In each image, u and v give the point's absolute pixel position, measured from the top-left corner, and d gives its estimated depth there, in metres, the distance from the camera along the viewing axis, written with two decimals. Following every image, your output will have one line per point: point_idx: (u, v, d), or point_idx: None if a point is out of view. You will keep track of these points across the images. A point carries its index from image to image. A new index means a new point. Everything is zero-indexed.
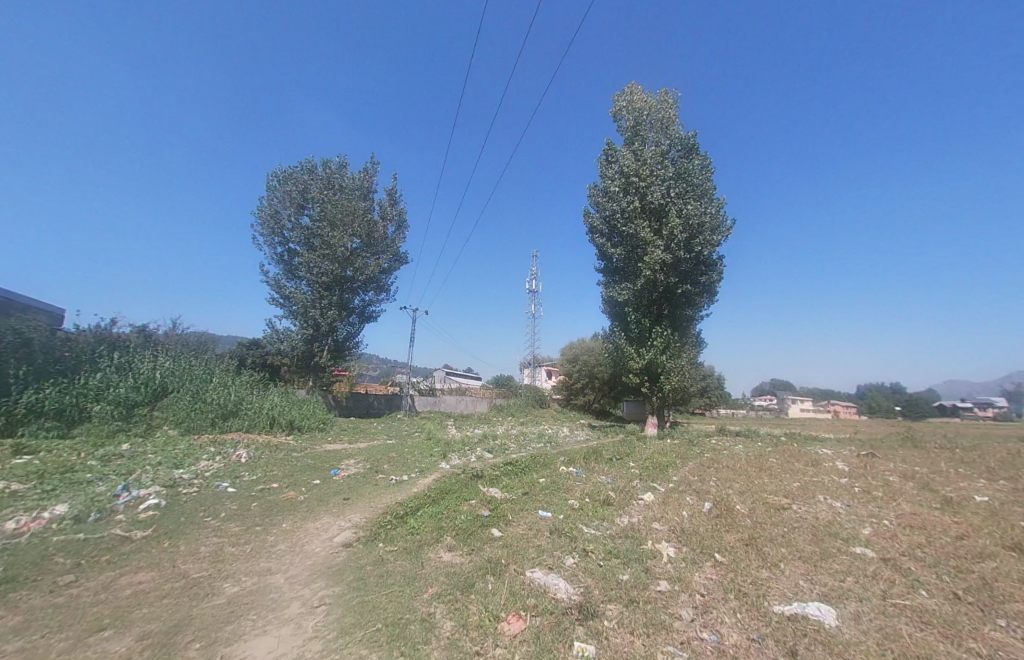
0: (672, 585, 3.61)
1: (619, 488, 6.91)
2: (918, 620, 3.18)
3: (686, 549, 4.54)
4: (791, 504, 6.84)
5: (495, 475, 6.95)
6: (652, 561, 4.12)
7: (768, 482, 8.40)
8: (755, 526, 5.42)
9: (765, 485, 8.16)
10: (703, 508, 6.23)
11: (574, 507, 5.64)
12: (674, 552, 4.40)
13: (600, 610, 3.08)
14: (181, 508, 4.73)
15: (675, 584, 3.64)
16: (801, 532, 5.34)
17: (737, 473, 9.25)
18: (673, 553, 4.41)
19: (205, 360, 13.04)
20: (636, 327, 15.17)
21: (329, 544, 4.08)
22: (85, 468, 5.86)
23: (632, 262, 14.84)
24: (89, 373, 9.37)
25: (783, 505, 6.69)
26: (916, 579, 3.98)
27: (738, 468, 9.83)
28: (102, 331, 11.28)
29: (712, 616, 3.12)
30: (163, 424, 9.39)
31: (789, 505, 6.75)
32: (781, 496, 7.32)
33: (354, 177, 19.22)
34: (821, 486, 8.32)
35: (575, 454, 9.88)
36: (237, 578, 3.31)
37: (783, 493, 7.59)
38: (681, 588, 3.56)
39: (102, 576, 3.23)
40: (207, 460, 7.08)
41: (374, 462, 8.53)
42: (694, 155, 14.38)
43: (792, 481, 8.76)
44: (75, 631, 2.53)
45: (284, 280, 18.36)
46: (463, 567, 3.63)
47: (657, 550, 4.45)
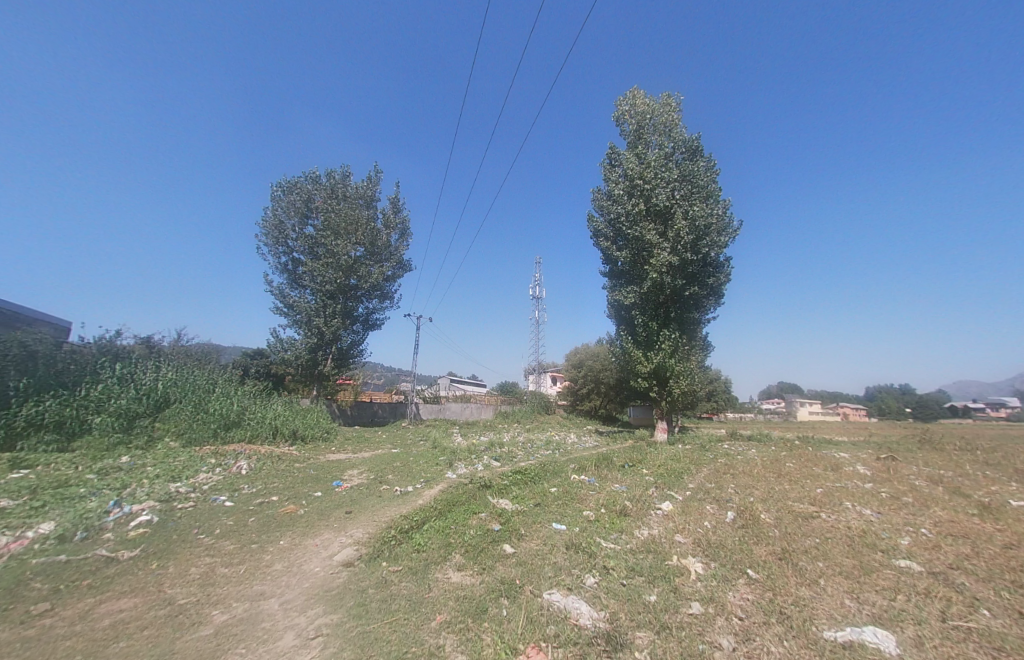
0: (707, 608, 3.25)
1: (635, 497, 6.56)
2: (990, 645, 2.80)
3: (714, 564, 4.18)
4: (818, 512, 6.44)
5: (506, 485, 6.61)
6: (680, 579, 3.77)
7: (790, 489, 7.99)
8: (786, 538, 5.04)
9: (787, 492, 7.75)
10: (725, 518, 5.86)
11: (591, 519, 5.29)
12: (703, 569, 4.04)
13: (629, 639, 2.74)
14: (176, 524, 4.43)
15: (710, 606, 3.29)
16: (836, 543, 4.95)
17: (756, 479, 8.85)
18: (702, 569, 4.05)
19: (208, 370, 12.81)
20: (644, 331, 14.85)
21: (327, 564, 3.76)
22: (79, 482, 5.58)
23: (638, 265, 14.56)
24: (90, 385, 9.14)
25: (810, 513, 6.30)
26: (980, 597, 3.58)
27: (756, 474, 9.43)
28: (105, 341, 11.11)
29: (755, 644, 2.77)
30: (164, 436, 9.12)
31: (816, 513, 6.36)
32: (807, 503, 6.92)
33: (357, 186, 19.13)
34: (846, 492, 7.91)
35: (586, 461, 9.51)
36: (227, 604, 2.97)
37: (808, 500, 7.19)
38: (716, 611, 3.20)
39: (81, 604, 2.82)
40: (206, 472, 6.79)
41: (379, 472, 8.21)
42: (699, 157, 14.16)
43: (814, 487, 8.35)
44: None
45: (287, 290, 18.20)
46: (475, 589, 3.30)
47: (684, 566, 4.10)
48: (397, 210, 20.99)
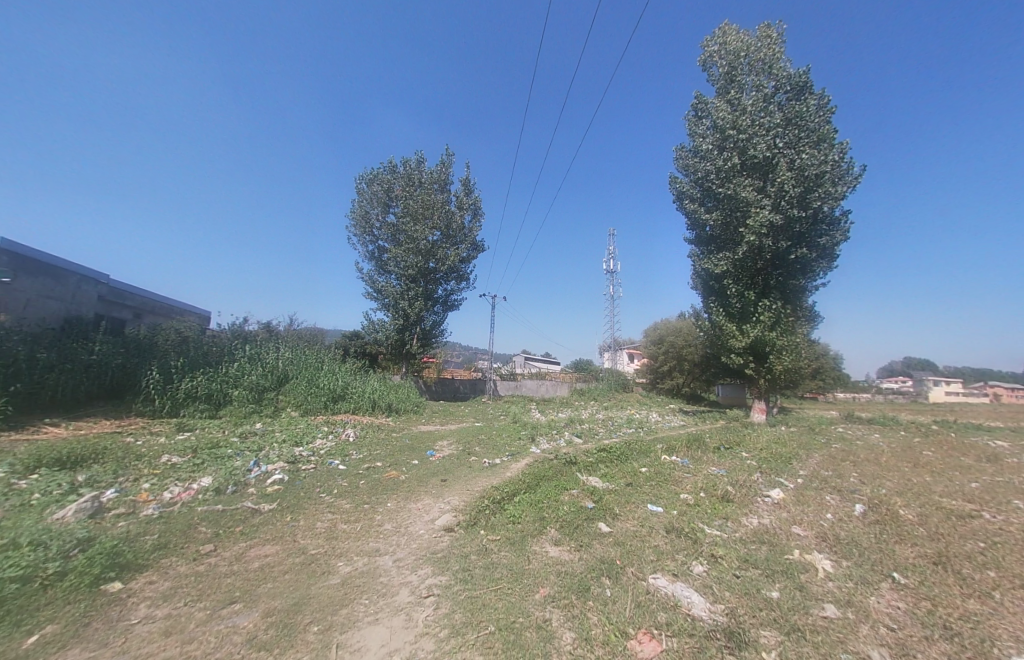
0: (851, 615, 2.79)
1: (736, 481, 6.01)
2: None
3: (846, 562, 3.64)
4: (978, 511, 5.32)
5: (593, 462, 6.47)
6: (806, 577, 3.33)
7: (933, 482, 6.73)
8: (940, 538, 4.23)
9: (931, 485, 6.54)
10: (852, 511, 5.10)
11: (690, 503, 4.94)
12: (833, 568, 3.52)
13: (754, 638, 2.46)
14: (302, 483, 5.01)
15: (852, 612, 2.83)
16: (1011, 549, 4.02)
17: (885, 468, 7.62)
18: (831, 567, 3.54)
19: (316, 349, 14.35)
20: (738, 302, 13.37)
21: (430, 528, 3.98)
22: (227, 444, 6.61)
23: (731, 228, 13.00)
24: (229, 363, 10.72)
25: (967, 512, 5.22)
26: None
27: (885, 462, 8.12)
28: (237, 327, 13.01)
29: None
30: (287, 407, 10.45)
31: (975, 512, 5.25)
32: (960, 499, 5.76)
33: (431, 171, 19.64)
34: (1015, 489, 6.44)
35: (676, 442, 8.98)
36: (349, 558, 3.25)
37: (962, 496, 5.98)
38: (858, 618, 2.76)
39: (235, 547, 3.20)
40: (321, 439, 7.64)
41: (466, 444, 8.58)
42: (807, 95, 12.03)
43: (967, 480, 6.95)
44: (211, 603, 2.35)
45: (375, 276, 19.54)
46: (574, 566, 3.23)
47: (808, 561, 3.62)
48: (470, 191, 21.23)
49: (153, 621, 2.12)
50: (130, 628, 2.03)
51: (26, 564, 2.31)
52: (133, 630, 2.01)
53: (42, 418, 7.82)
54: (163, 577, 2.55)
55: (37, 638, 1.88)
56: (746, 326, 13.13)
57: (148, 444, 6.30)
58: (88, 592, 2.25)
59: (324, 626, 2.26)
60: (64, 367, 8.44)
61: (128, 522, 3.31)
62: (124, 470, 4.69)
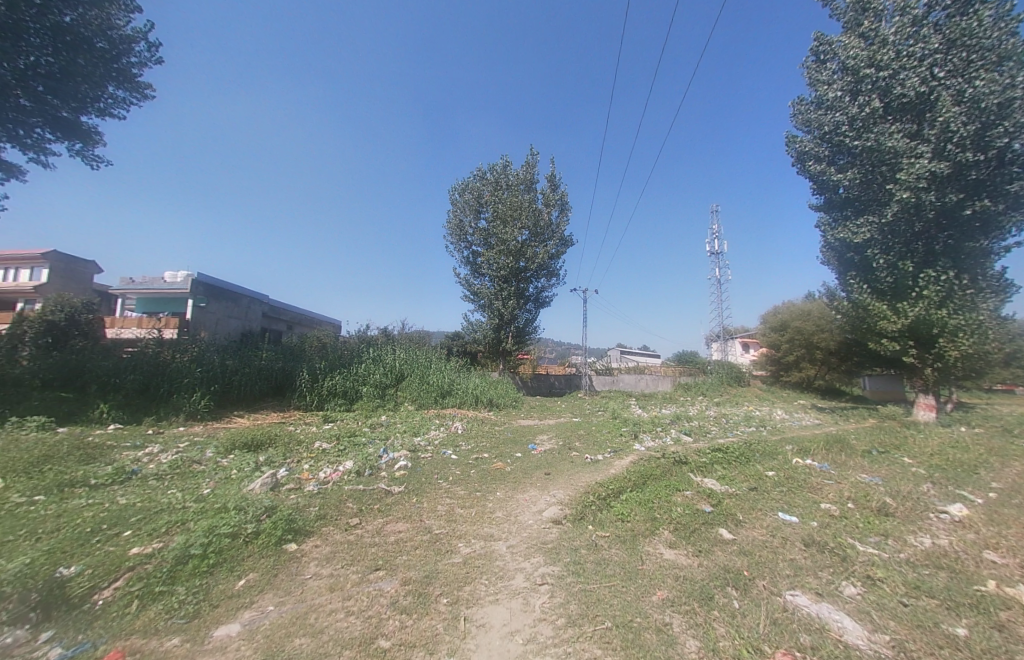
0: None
1: (896, 491, 5.01)
2: None
3: None
4: None
5: (707, 462, 5.98)
6: (1012, 616, 2.63)
7: None
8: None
9: None
10: None
11: (833, 514, 4.26)
12: None
13: None
14: (423, 470, 5.56)
15: None
16: None
17: None
18: None
19: (424, 350, 15.72)
20: (889, 276, 11.01)
21: (539, 518, 4.10)
22: (361, 433, 7.65)
23: (875, 187, 10.76)
24: (357, 364, 12.38)
25: None
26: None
27: None
28: (361, 334, 14.93)
29: None
30: (404, 402, 11.66)
31: None
32: None
33: (517, 172, 20.08)
34: None
35: (808, 443, 7.81)
36: (467, 540, 3.51)
37: None
38: None
39: (376, 521, 3.62)
40: (434, 430, 8.40)
41: (566, 439, 8.62)
42: (981, 2, 9.40)
43: None
44: (362, 568, 2.72)
45: (471, 279, 20.64)
46: (694, 572, 3.02)
47: (1013, 597, 2.86)
48: (556, 187, 21.17)
49: (321, 577, 2.57)
50: (305, 582, 2.48)
51: (237, 519, 2.92)
52: (307, 584, 2.45)
53: (233, 410, 9.99)
54: (325, 541, 3.05)
55: (244, 583, 2.38)
56: (901, 305, 10.78)
57: (304, 432, 7.62)
58: (276, 549, 2.77)
59: (452, 599, 2.48)
60: (244, 371, 10.66)
61: (297, 496, 4.00)
62: (291, 453, 5.74)
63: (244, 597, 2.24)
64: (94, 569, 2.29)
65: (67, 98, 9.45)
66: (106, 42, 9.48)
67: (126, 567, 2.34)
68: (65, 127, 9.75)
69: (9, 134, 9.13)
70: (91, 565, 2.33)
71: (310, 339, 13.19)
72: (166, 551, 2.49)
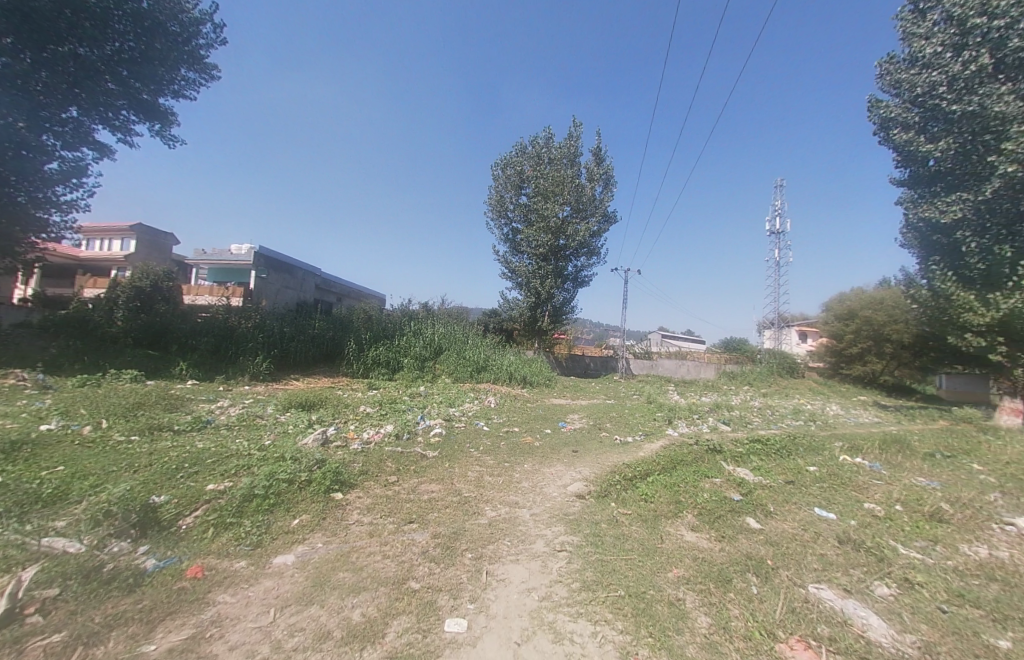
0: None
1: (970, 484, 4.02)
2: None
3: None
4: None
5: (743, 450, 4.87)
6: None
7: None
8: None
9: None
10: None
11: (876, 513, 3.30)
12: None
13: None
14: (456, 437, 5.66)
15: None
16: None
17: None
18: None
19: (462, 324, 15.76)
20: (974, 262, 7.76)
21: (563, 492, 3.84)
22: (401, 401, 8.01)
23: (967, 162, 7.49)
24: (399, 337, 12.64)
25: None
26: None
27: None
28: (404, 308, 15.42)
29: None
30: (442, 375, 11.78)
31: None
32: None
33: (560, 145, 17.79)
34: None
35: (862, 433, 6.27)
36: (493, 504, 3.49)
37: None
38: None
39: (411, 481, 3.85)
40: (469, 403, 8.42)
41: (598, 419, 7.57)
42: None
43: None
44: (396, 519, 2.97)
45: (509, 257, 18.71)
46: (714, 554, 2.65)
47: None
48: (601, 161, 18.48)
49: (361, 524, 2.85)
50: (349, 526, 2.79)
51: (293, 467, 3.30)
52: (350, 528, 2.76)
53: (288, 374, 10.79)
54: (366, 494, 3.38)
55: (298, 522, 2.74)
56: (990, 296, 7.53)
57: (349, 397, 8.10)
58: (324, 496, 3.14)
59: (476, 555, 2.60)
60: (298, 339, 11.47)
61: (342, 454, 4.39)
62: (338, 415, 6.20)
63: (298, 534, 2.59)
64: (179, 499, 2.71)
65: (147, 81, 9.96)
66: (178, 25, 9.91)
67: (205, 499, 2.75)
68: (147, 109, 10.27)
69: (103, 118, 9.77)
70: (177, 495, 2.75)
71: (356, 311, 13.76)
72: (235, 490, 2.88)
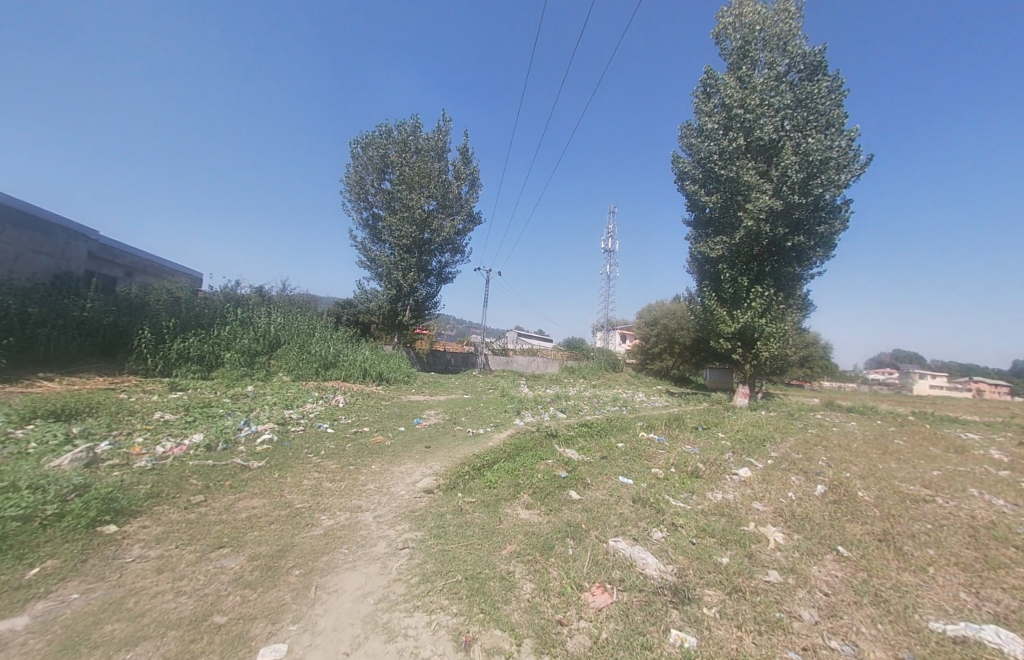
0: (834, 559, 2.67)
1: (717, 448, 5.50)
2: None
3: (822, 509, 3.50)
4: (967, 477, 4.86)
5: (574, 435, 5.62)
6: (768, 523, 3.20)
7: (917, 447, 6.50)
8: (924, 491, 4.13)
9: (911, 450, 6.20)
10: (828, 472, 4.63)
11: (660, 476, 4.22)
12: (806, 515, 3.34)
13: (745, 570, 2.45)
14: (291, 443, 5.00)
15: (817, 548, 2.81)
16: (998, 510, 3.79)
17: (860, 443, 6.43)
18: (801, 512, 3.40)
19: (309, 315, 14.00)
20: (729, 288, 10.57)
21: (411, 489, 3.79)
22: (219, 404, 6.65)
23: (729, 214, 10.14)
24: (221, 326, 10.45)
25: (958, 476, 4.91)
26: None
27: (869, 435, 7.34)
28: (229, 291, 12.74)
29: (892, 589, 2.33)
30: (278, 372, 10.26)
31: (971, 477, 4.91)
32: (928, 465, 5.25)
33: (428, 137, 17.40)
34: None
35: (657, 415, 7.88)
36: (331, 511, 3.21)
37: (925, 456, 5.86)
38: (807, 547, 2.80)
39: (226, 498, 3.24)
40: (311, 404, 7.55)
41: (453, 414, 7.70)
42: (822, 78, 9.29)
43: (963, 452, 6.41)
44: (200, 547, 2.47)
45: (369, 245, 17.45)
46: (542, 527, 2.99)
47: (769, 507, 3.52)
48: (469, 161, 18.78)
49: (145, 560, 2.28)
50: (125, 566, 2.20)
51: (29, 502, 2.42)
52: (127, 567, 2.18)
53: (33, 373, 7.74)
54: (156, 521, 2.72)
55: (36, 572, 2.03)
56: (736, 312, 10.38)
57: (140, 402, 6.33)
58: (85, 534, 2.40)
59: (305, 570, 2.35)
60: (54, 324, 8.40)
61: (121, 475, 3.41)
62: (117, 426, 4.77)
63: (35, 588, 1.92)
64: None
65: None
66: None
67: None
68: None
69: None
70: None
71: (156, 291, 10.69)
72: None
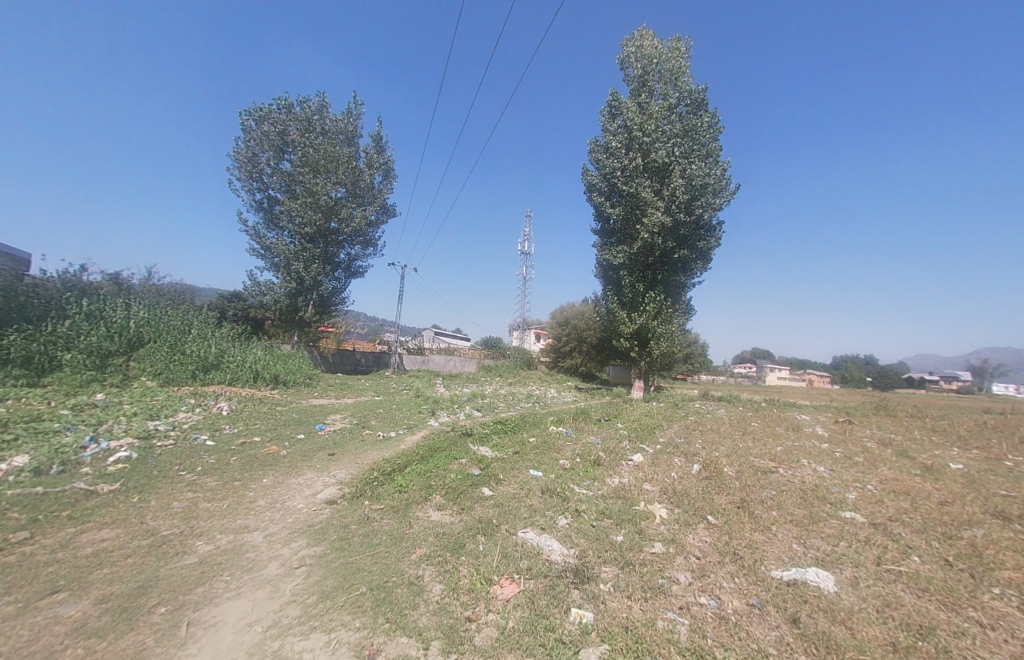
0: (705, 527, 3.12)
1: (617, 438, 6.03)
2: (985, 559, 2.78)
3: (698, 485, 4.06)
4: (800, 449, 6.04)
5: (488, 433, 5.68)
6: (657, 501, 3.62)
7: (767, 428, 7.90)
8: (769, 463, 5.06)
9: (762, 431, 7.51)
10: (703, 453, 5.39)
11: (567, 467, 4.48)
12: (686, 491, 3.84)
13: (637, 546, 2.73)
14: (158, 460, 4.24)
15: (693, 519, 3.25)
16: (819, 474, 4.79)
17: (728, 427, 7.58)
18: (682, 490, 3.90)
19: (184, 309, 12.00)
20: (629, 292, 11.65)
21: (310, 501, 3.48)
22: (52, 418, 5.36)
23: (630, 225, 11.16)
24: (57, 321, 8.41)
25: (793, 449, 6.09)
26: (926, 547, 2.93)
27: (734, 420, 8.71)
28: (70, 277, 10.25)
29: (747, 547, 2.79)
30: (141, 377, 8.62)
31: (802, 449, 6.14)
32: (774, 442, 6.41)
33: (336, 119, 16.11)
34: (836, 435, 7.68)
35: (566, 410, 8.34)
36: (211, 535, 2.81)
37: (772, 434, 7.15)
38: (686, 519, 3.22)
39: (61, 533, 2.63)
40: (185, 413, 6.49)
41: (361, 417, 7.25)
42: (704, 113, 10.67)
43: (797, 430, 7.99)
44: (21, 597, 1.97)
45: (263, 231, 15.58)
46: (453, 526, 2.98)
47: (657, 487, 3.97)
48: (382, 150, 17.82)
49: None
50: None
51: None
52: None
53: None
54: None
55: None
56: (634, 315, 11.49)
57: None
58: None
59: (174, 605, 2.02)
60: None
61: None
62: None
63: None
64: None
65: None
66: None
67: None
68: None
69: None
70: None
71: None
72: None
